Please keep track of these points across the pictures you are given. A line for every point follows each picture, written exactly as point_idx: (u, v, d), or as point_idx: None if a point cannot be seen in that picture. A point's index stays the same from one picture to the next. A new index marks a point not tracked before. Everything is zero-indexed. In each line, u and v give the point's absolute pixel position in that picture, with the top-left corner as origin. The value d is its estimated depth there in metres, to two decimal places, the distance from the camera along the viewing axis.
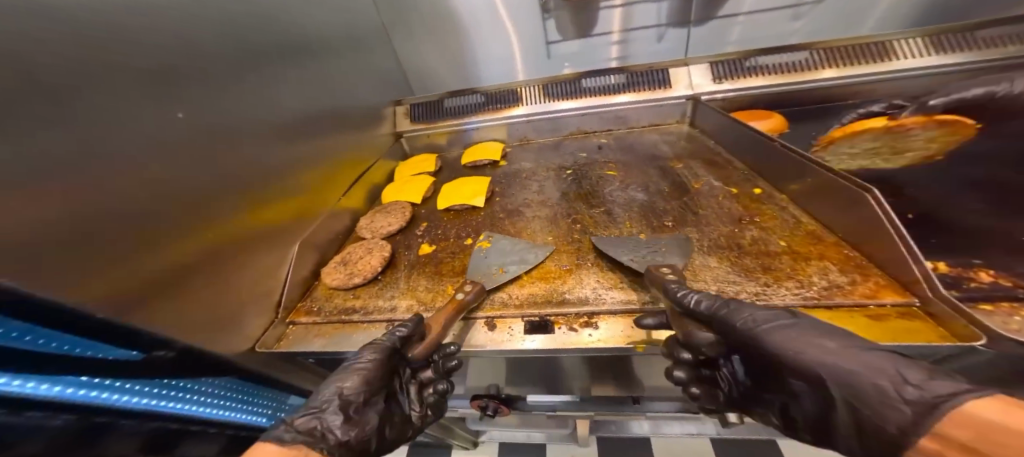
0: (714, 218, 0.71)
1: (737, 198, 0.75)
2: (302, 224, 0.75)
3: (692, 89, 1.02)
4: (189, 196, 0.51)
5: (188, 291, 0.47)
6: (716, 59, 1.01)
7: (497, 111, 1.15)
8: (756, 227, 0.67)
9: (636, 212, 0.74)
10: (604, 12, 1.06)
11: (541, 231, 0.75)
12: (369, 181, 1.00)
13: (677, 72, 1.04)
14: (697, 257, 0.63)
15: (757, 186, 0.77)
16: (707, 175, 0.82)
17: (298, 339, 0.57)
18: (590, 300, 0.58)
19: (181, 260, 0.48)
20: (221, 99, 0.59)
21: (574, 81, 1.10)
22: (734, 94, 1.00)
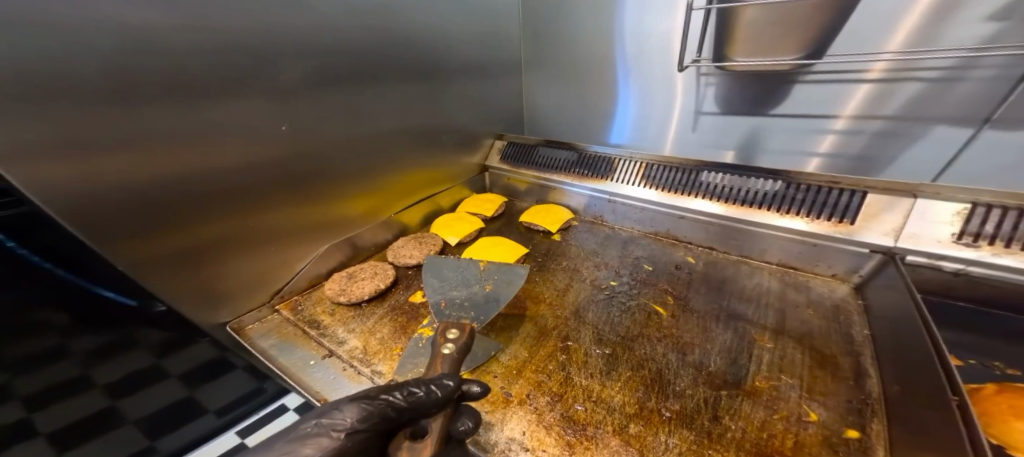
0: (727, 439, 0.42)
1: (797, 432, 0.42)
2: (350, 226, 0.84)
3: (894, 239, 0.58)
4: (251, 191, 0.62)
5: (210, 267, 0.59)
6: (991, 198, 0.51)
7: (582, 176, 1.02)
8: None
9: (646, 376, 0.52)
10: (801, 88, 0.77)
11: (521, 339, 0.62)
12: (434, 204, 1.06)
13: (879, 203, 0.60)
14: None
15: (859, 424, 0.42)
16: (784, 371, 0.50)
17: (260, 334, 0.65)
18: (494, 449, 0.43)
19: (232, 235, 0.61)
20: (329, 119, 0.72)
21: (690, 170, 0.81)
22: (982, 272, 0.51)
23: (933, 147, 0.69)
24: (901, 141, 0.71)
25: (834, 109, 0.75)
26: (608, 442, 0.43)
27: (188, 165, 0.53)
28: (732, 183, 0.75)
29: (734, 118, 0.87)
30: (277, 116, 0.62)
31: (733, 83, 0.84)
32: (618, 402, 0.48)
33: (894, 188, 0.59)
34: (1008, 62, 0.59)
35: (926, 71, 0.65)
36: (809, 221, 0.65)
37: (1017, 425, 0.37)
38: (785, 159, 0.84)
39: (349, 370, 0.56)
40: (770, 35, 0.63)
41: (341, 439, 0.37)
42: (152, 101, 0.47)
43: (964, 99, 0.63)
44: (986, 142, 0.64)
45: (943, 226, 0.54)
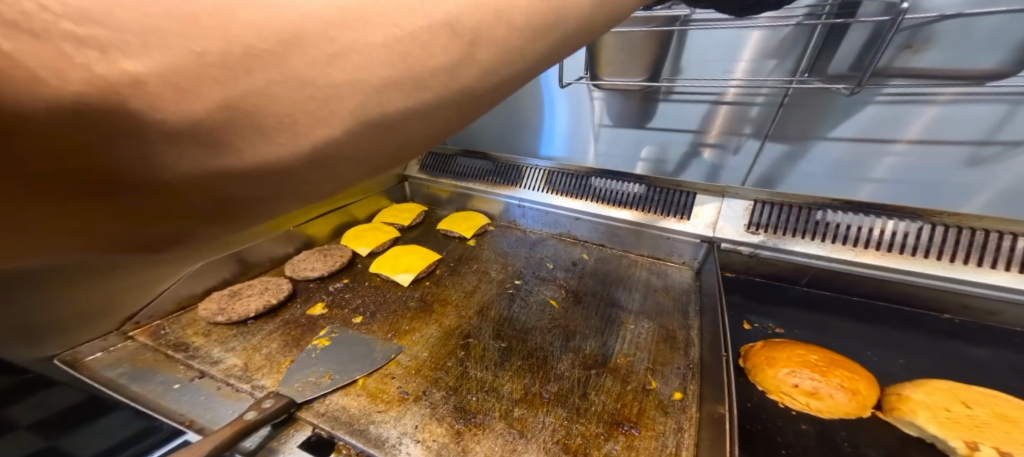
0: (591, 412, 0.49)
1: (639, 397, 0.51)
2: (242, 240, 0.77)
3: (711, 229, 0.73)
4: None
5: (35, 298, 0.49)
6: (766, 197, 0.69)
7: (495, 184, 1.08)
8: (623, 442, 0.45)
9: (531, 363, 0.57)
10: (667, 105, 0.91)
11: (424, 341, 0.63)
12: (345, 213, 1.02)
13: (703, 200, 0.75)
14: (528, 450, 0.44)
15: (683, 387, 0.52)
16: (640, 348, 0.59)
17: (102, 367, 0.56)
18: (384, 445, 0.45)
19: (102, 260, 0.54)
20: None
21: (581, 176, 0.92)
22: (767, 252, 0.67)
23: (772, 160, 0.86)
24: (749, 154, 0.87)
25: (688, 125, 0.91)
26: (493, 425, 0.47)
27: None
28: (610, 186, 0.87)
29: (612, 129, 1.01)
30: None
31: (608, 100, 0.97)
32: (507, 390, 0.53)
33: (712, 189, 0.75)
34: (777, 92, 0.79)
35: (760, 96, 0.80)
36: (663, 218, 0.79)
37: (767, 371, 0.50)
38: (661, 164, 0.99)
39: (224, 389, 0.52)
40: (624, 58, 0.76)
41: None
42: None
43: (769, 120, 0.82)
44: (801, 157, 0.82)
45: (740, 219, 0.70)
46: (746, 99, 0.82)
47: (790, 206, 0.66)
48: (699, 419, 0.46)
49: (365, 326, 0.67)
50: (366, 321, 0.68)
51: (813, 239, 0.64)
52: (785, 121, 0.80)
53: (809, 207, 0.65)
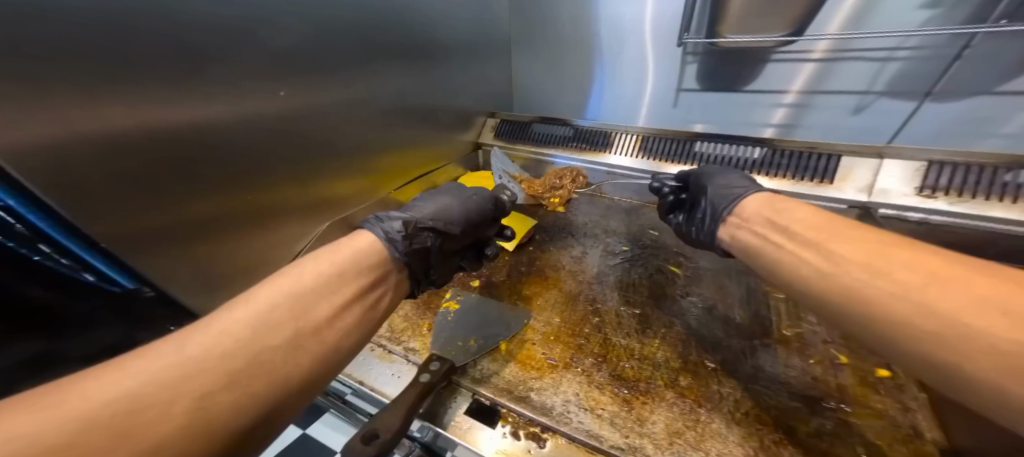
0: (767, 381, 0.47)
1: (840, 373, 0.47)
2: (352, 205, 0.78)
3: (867, 195, 0.65)
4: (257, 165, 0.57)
5: (211, 248, 0.52)
6: (942, 157, 0.61)
7: (581, 150, 1.01)
8: (836, 418, 0.42)
9: (687, 334, 0.54)
10: (774, 64, 0.87)
11: (552, 306, 0.62)
12: (430, 181, 1.01)
13: (851, 163, 0.68)
14: (712, 419, 0.42)
15: (887, 365, 0.48)
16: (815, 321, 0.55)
17: None
18: (553, 413, 0.45)
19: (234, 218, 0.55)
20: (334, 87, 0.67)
21: (683, 141, 0.85)
22: (943, 218, 0.60)
23: (881, 116, 0.82)
24: (861, 112, 0.84)
25: (823, 85, 0.85)
26: (663, 393, 0.45)
27: (178, 141, 0.45)
28: (720, 151, 0.80)
29: (728, 93, 0.96)
30: (284, 78, 0.57)
31: (722, 60, 0.92)
32: (662, 358, 0.50)
33: (864, 150, 0.67)
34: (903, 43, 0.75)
35: (859, 51, 0.78)
36: (797, 183, 0.71)
37: None
38: (778, 128, 0.94)
39: (378, 352, 0.54)
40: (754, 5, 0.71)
41: (482, 200, 0.64)
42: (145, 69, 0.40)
43: (914, 74, 0.76)
44: (918, 110, 0.78)
45: (907, 182, 0.63)
46: (857, 53, 0.79)
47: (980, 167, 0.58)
48: (929, 399, 0.43)
49: (486, 290, 0.67)
50: (486, 286, 0.68)
51: (992, 201, 0.57)
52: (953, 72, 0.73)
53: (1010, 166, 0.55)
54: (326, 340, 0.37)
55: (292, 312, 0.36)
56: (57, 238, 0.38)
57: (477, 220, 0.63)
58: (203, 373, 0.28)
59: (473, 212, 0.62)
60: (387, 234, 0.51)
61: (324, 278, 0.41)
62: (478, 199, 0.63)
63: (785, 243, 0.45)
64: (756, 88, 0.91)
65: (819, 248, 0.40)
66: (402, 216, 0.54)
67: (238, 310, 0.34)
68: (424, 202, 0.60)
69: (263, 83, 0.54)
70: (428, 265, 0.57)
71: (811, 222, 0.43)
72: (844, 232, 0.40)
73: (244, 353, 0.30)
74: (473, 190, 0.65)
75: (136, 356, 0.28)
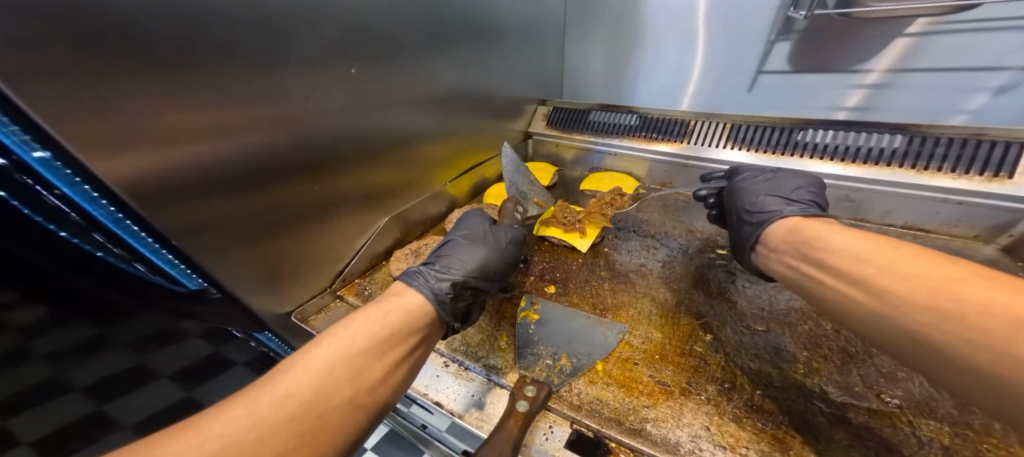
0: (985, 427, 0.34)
1: None
2: (407, 198, 0.71)
3: None
4: (319, 151, 0.51)
5: (276, 241, 0.49)
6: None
7: (649, 140, 0.91)
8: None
9: (833, 357, 0.43)
10: (892, 40, 0.73)
11: (646, 319, 0.53)
12: (482, 173, 0.94)
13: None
14: None
15: None
16: None
17: (329, 324, 0.55)
18: (682, 451, 0.35)
19: (294, 209, 0.50)
20: (398, 65, 0.60)
21: (784, 130, 0.72)
22: None
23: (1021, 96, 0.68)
24: (995, 93, 0.70)
25: (968, 61, 0.70)
26: (831, 434, 0.35)
27: (239, 123, 0.40)
28: (832, 140, 0.68)
29: (835, 73, 0.81)
30: (349, 54, 0.51)
31: (830, 35, 0.78)
32: (813, 388, 0.40)
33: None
34: None
35: (966, 22, 0.67)
36: (959, 177, 0.58)
37: None
38: (892, 111, 0.79)
39: (454, 366, 0.47)
40: None
41: (513, 249, 0.56)
42: (203, 43, 0.35)
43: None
44: None
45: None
46: (982, 21, 0.66)
47: None
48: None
49: (562, 297, 0.58)
50: (562, 291, 0.59)
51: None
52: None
53: None
54: (385, 378, 0.33)
55: (355, 363, 0.31)
56: (108, 221, 0.33)
57: (511, 270, 0.55)
58: (276, 434, 0.25)
59: (511, 259, 0.54)
60: (433, 290, 0.43)
61: (382, 320, 0.36)
62: (512, 247, 0.56)
63: (820, 276, 0.39)
64: (861, 68, 0.78)
65: (876, 276, 0.34)
66: (448, 275, 0.46)
67: (299, 360, 0.30)
68: (456, 252, 0.51)
69: (329, 60, 0.49)
70: (466, 316, 0.48)
71: (893, 263, 0.33)
72: (939, 277, 0.30)
73: (315, 410, 0.28)
74: (507, 235, 0.57)
75: (214, 411, 0.26)
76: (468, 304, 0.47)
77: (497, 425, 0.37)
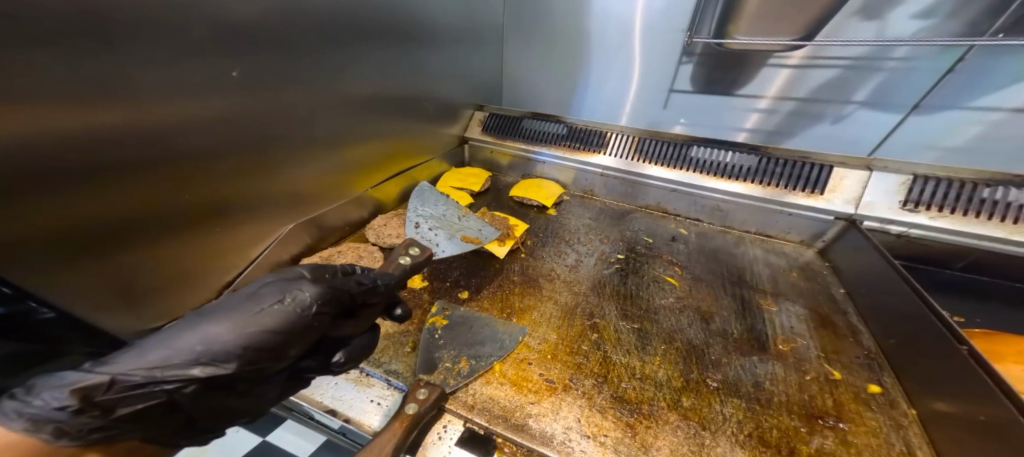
0: (776, 403, 0.43)
1: (832, 388, 0.45)
2: (319, 204, 0.70)
3: (855, 207, 0.66)
4: (213, 159, 0.49)
5: (141, 252, 0.44)
6: (928, 171, 0.62)
7: (573, 150, 0.97)
8: (835, 438, 0.39)
9: (682, 350, 0.51)
10: (768, 71, 0.86)
11: (547, 321, 0.58)
12: (412, 178, 0.94)
13: (842, 174, 0.68)
14: (716, 443, 0.39)
15: (877, 379, 0.46)
16: (806, 331, 0.54)
17: None
18: (554, 442, 0.41)
19: (178, 217, 0.47)
20: (306, 70, 0.59)
21: (678, 145, 0.82)
22: (922, 231, 0.62)
23: (857, 127, 0.84)
24: (840, 122, 0.85)
25: (821, 93, 0.83)
26: (666, 416, 0.42)
27: (113, 136, 0.38)
28: (712, 158, 0.79)
29: (726, 96, 0.93)
30: (244, 59, 0.50)
31: (722, 62, 0.89)
32: (663, 377, 0.47)
33: (853, 162, 0.67)
34: (877, 52, 0.75)
35: (824, 59, 0.80)
36: (789, 193, 0.71)
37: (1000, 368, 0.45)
38: (779, 135, 0.92)
39: (355, 374, 0.49)
40: (770, 13, 0.70)
41: (292, 310, 0.34)
42: (58, 46, 0.33)
43: (891, 88, 0.77)
44: (884, 120, 0.81)
45: (892, 195, 0.64)
46: (830, 61, 0.80)
47: (960, 183, 0.59)
48: (924, 417, 0.40)
49: (473, 302, 0.62)
50: (474, 296, 0.63)
51: (982, 219, 0.58)
52: (942, 87, 0.73)
53: (980, 184, 0.58)
54: None
55: None
56: None
57: (269, 349, 0.33)
58: None
59: (268, 329, 0.33)
60: (24, 418, 0.25)
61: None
62: (285, 309, 0.34)
63: None
64: (749, 93, 0.90)
65: None
66: (69, 380, 0.26)
67: None
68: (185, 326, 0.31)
69: (222, 65, 0.47)
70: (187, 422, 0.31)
71: None
72: None
73: None
74: (284, 290, 0.35)
75: None
76: (103, 427, 0.27)
77: (382, 429, 0.39)
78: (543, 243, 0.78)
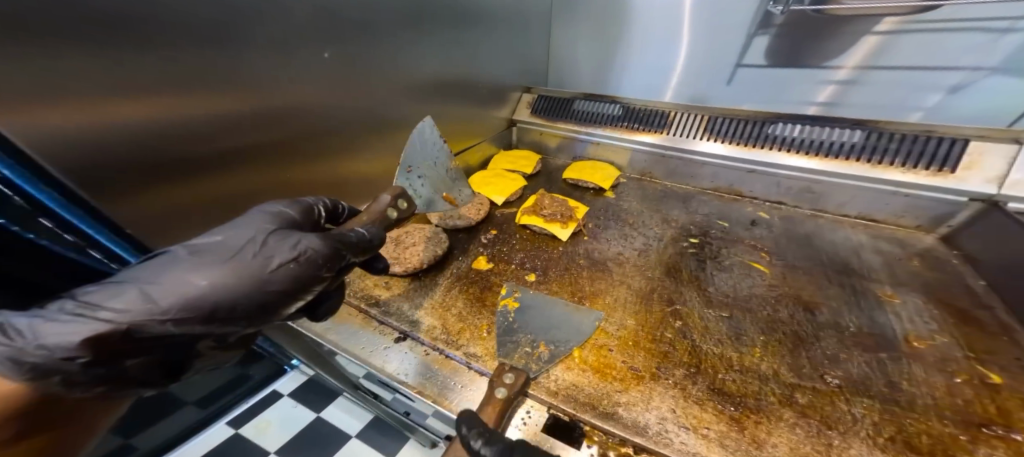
0: (921, 406, 0.38)
1: (983, 392, 0.39)
2: (384, 187, 0.70)
3: (999, 187, 0.57)
4: (298, 137, 0.50)
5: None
6: None
7: (632, 130, 0.91)
8: (1007, 448, 0.33)
9: (783, 341, 0.46)
10: (866, 38, 0.76)
11: (622, 306, 0.55)
12: (464, 161, 0.93)
13: (980, 149, 0.58)
14: (849, 446, 0.35)
15: None
16: (937, 326, 0.47)
17: None
18: (648, 433, 0.37)
19: (271, 189, 0.49)
20: (374, 48, 0.58)
21: (757, 123, 0.75)
22: None
23: (976, 97, 0.73)
24: (953, 93, 0.74)
25: (927, 60, 0.73)
26: (780, 413, 0.38)
27: (219, 119, 0.40)
28: (802, 134, 0.71)
29: (805, 68, 0.83)
30: (320, 37, 0.49)
31: (806, 30, 0.79)
32: (767, 370, 0.43)
33: (995, 135, 0.57)
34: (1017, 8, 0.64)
35: (943, 20, 0.69)
36: (906, 172, 0.62)
37: None
38: (859, 108, 0.82)
39: (430, 354, 0.48)
40: None
41: (303, 270, 0.33)
42: (166, 26, 0.33)
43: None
44: (1006, 87, 0.69)
45: None
46: (951, 21, 0.69)
47: None
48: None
49: (542, 285, 0.59)
50: (542, 280, 0.61)
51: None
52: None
53: None
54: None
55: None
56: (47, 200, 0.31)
57: (273, 308, 0.32)
58: None
59: (277, 289, 0.31)
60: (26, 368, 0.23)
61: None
62: (296, 268, 0.33)
63: None
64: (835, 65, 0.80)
65: None
66: (73, 326, 0.24)
67: None
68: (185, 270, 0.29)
69: (299, 43, 0.46)
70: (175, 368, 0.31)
71: None
72: None
73: None
74: (291, 245, 0.33)
75: None
76: (104, 379, 0.26)
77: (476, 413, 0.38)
78: (608, 226, 0.74)
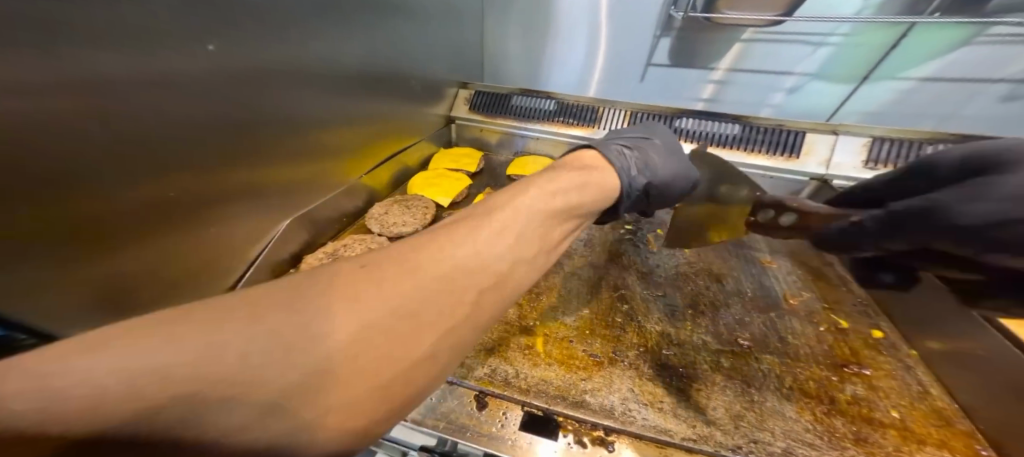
0: (808, 355, 0.48)
1: (845, 337, 0.51)
2: (311, 197, 0.64)
3: (826, 168, 0.72)
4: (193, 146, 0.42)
5: (135, 251, 0.39)
6: (884, 133, 0.69)
7: (566, 125, 0.96)
8: (863, 384, 0.45)
9: (703, 311, 0.54)
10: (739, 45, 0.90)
11: (575, 297, 0.58)
12: (402, 161, 0.88)
13: (813, 139, 0.74)
14: (763, 398, 0.43)
15: (877, 325, 0.53)
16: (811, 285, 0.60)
17: None
18: (616, 414, 0.41)
19: (161, 210, 0.41)
20: (284, 43, 0.51)
21: (665, 118, 0.84)
22: None
23: (807, 97, 0.93)
24: (793, 93, 0.93)
25: (778, 65, 0.91)
26: (711, 378, 0.45)
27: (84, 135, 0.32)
28: (702, 127, 0.81)
29: (701, 69, 0.96)
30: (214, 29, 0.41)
31: (698, 35, 0.91)
32: (699, 340, 0.50)
33: (821, 128, 0.74)
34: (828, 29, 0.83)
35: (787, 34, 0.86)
36: (768, 157, 0.76)
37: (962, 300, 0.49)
38: (729, 104, 1.00)
39: None
40: None
41: None
42: None
43: (844, 61, 0.86)
44: (824, 89, 0.91)
45: (857, 156, 0.71)
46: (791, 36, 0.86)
47: (908, 142, 0.68)
48: (925, 356, 0.49)
49: None
50: None
51: None
52: (894, 60, 0.83)
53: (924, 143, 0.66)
54: None
55: None
56: None
57: None
58: None
59: None
60: None
61: None
62: None
63: None
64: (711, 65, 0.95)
65: None
66: None
67: None
68: None
69: (187, 37, 0.39)
70: None
71: None
72: None
73: None
74: None
75: None
76: None
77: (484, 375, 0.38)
78: None
